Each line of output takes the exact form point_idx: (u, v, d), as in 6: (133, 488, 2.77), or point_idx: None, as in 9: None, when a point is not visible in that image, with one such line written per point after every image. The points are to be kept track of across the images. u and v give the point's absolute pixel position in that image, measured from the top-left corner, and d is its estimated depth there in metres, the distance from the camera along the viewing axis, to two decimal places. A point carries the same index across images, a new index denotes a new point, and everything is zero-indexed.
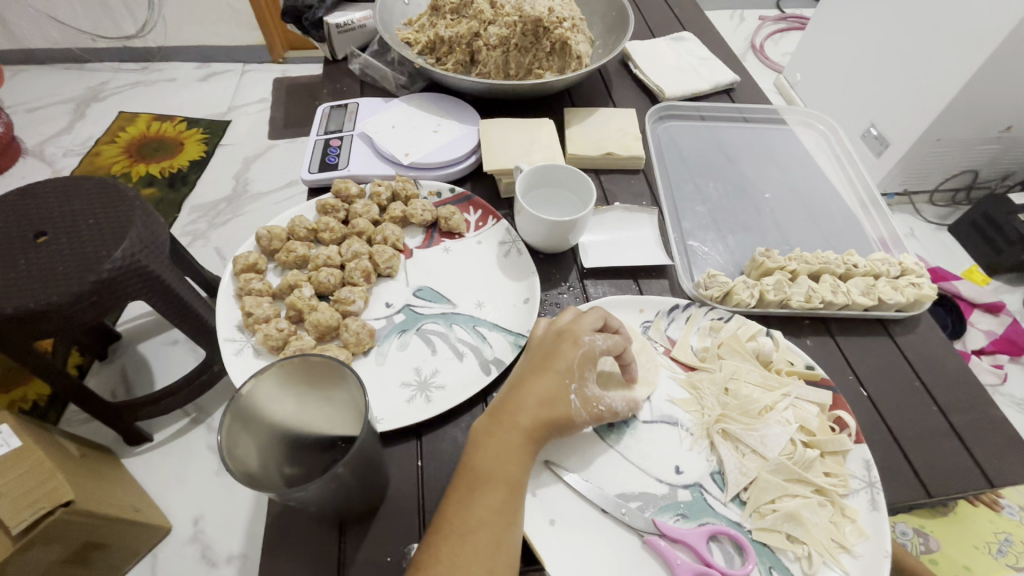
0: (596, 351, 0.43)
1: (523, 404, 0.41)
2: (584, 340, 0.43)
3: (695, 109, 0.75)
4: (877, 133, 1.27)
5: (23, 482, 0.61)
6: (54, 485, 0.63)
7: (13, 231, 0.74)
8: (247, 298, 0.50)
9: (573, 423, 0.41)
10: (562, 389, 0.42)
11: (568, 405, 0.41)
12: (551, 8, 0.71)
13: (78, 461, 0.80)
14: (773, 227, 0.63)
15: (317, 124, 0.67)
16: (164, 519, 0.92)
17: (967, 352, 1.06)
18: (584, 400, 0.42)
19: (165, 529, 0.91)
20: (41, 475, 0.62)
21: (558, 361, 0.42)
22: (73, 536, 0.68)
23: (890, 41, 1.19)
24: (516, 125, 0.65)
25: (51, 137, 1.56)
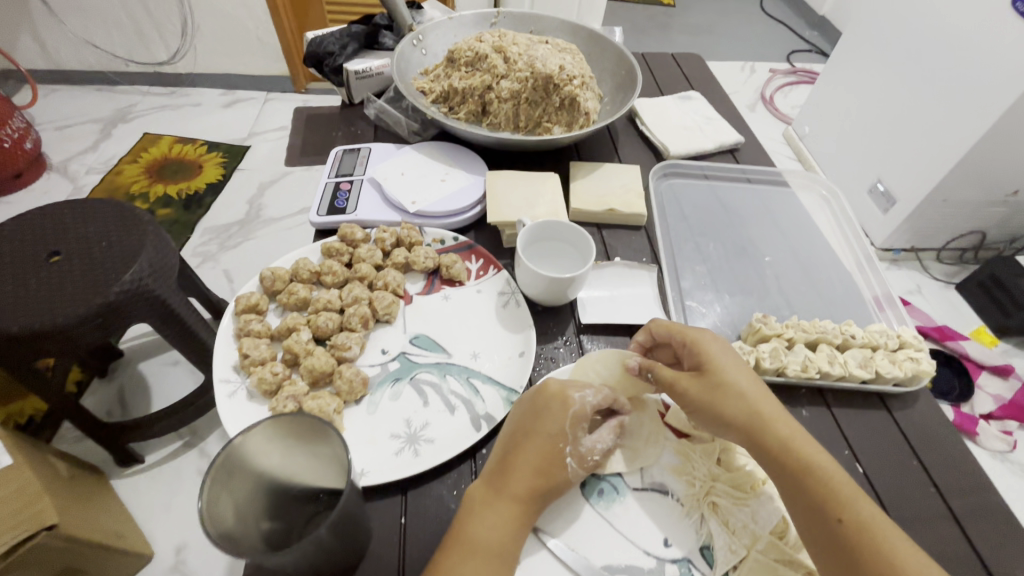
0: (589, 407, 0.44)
1: (529, 468, 0.41)
2: (580, 401, 0.44)
3: (699, 168, 0.76)
4: (884, 189, 1.29)
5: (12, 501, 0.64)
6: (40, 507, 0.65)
7: (29, 252, 0.76)
8: (245, 339, 0.51)
9: (567, 480, 0.42)
10: (558, 453, 0.42)
11: (564, 469, 0.42)
12: (561, 67, 0.75)
13: (66, 482, 0.80)
14: (772, 288, 0.63)
15: (329, 167, 0.69)
16: (146, 546, 0.90)
17: (975, 417, 1.04)
18: (578, 459, 0.43)
19: (146, 557, 0.90)
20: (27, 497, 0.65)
21: (557, 426, 0.42)
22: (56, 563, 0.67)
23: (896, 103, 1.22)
24: (521, 177, 0.67)
25: (76, 154, 1.61)
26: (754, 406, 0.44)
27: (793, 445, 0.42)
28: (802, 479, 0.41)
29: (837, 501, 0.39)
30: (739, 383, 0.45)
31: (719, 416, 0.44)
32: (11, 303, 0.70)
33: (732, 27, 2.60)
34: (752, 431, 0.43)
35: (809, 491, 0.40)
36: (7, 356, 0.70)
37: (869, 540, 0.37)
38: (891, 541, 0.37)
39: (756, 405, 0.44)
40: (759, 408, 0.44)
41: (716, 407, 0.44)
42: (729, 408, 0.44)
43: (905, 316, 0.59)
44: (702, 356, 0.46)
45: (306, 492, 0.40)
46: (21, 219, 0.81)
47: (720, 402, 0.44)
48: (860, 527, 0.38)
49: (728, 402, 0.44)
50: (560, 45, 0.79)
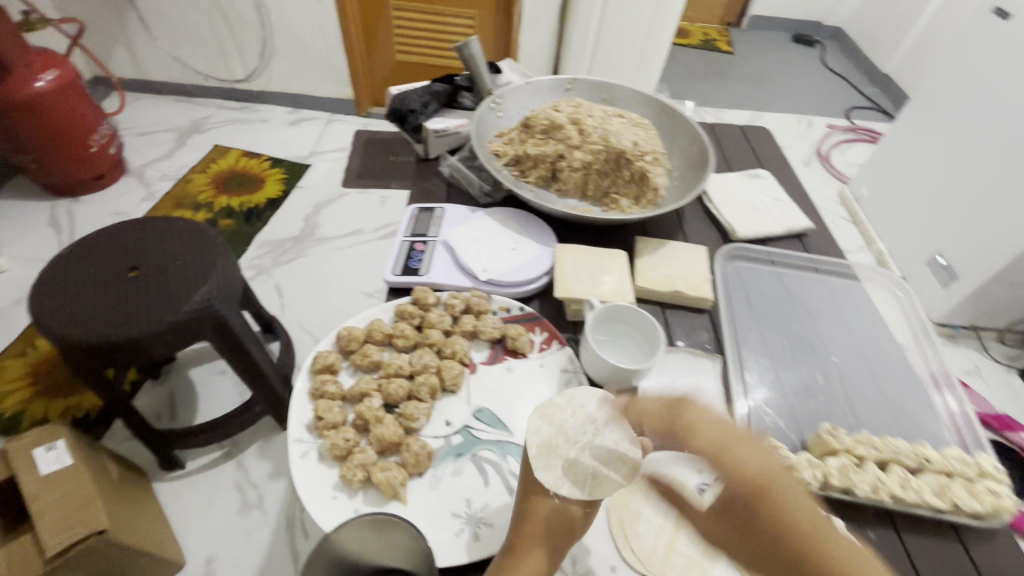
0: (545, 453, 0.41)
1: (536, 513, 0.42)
2: (529, 459, 0.41)
3: (766, 254, 0.76)
4: (945, 263, 1.23)
5: (68, 501, 0.72)
6: (90, 510, 0.72)
7: (111, 266, 0.85)
8: (321, 401, 0.53)
9: (577, 512, 0.41)
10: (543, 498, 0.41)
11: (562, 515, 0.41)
12: (635, 142, 0.76)
13: (114, 485, 0.84)
14: (840, 393, 0.61)
15: (404, 227, 0.72)
16: (179, 554, 0.92)
17: None
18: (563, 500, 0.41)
19: (178, 564, 0.91)
20: (82, 497, 0.73)
21: (533, 476, 0.42)
22: (99, 566, 0.74)
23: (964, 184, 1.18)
24: (591, 252, 0.68)
25: (152, 160, 1.72)
26: (779, 478, 0.33)
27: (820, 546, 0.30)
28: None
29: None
30: (754, 450, 0.34)
31: (740, 496, 0.33)
32: (90, 315, 0.78)
33: (791, 79, 2.58)
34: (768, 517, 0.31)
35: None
36: (84, 363, 0.77)
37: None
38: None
39: (773, 480, 0.32)
40: (784, 492, 0.32)
41: (744, 482, 0.33)
42: (753, 466, 0.33)
43: (964, 399, 0.61)
44: (707, 408, 0.37)
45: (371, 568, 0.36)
46: (107, 234, 0.90)
47: (738, 455, 0.34)
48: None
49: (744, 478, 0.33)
50: (634, 119, 0.81)
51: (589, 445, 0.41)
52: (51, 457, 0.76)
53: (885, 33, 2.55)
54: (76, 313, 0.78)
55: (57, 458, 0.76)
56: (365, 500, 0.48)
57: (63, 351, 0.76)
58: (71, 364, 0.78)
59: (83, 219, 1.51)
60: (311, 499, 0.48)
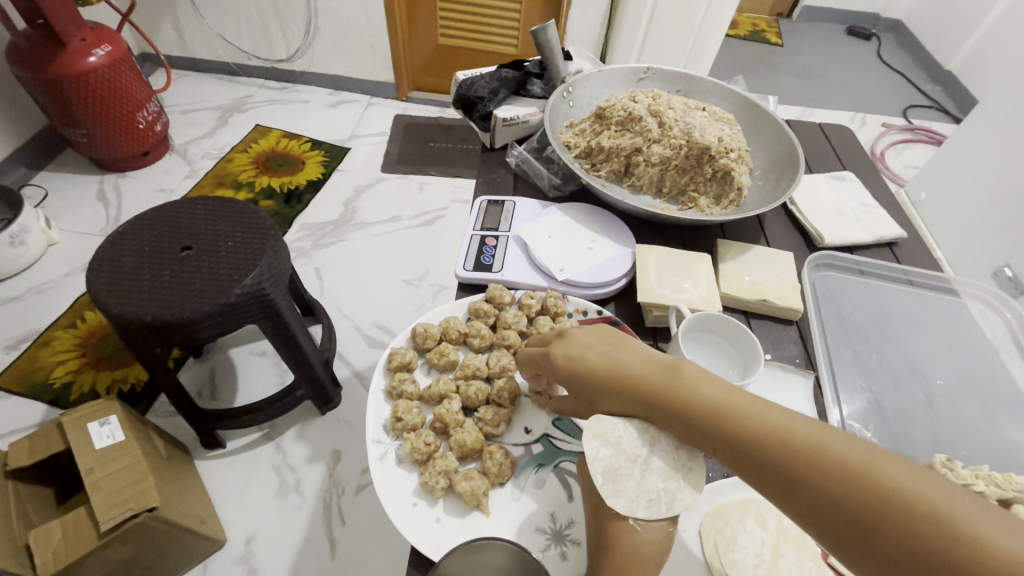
0: (611, 477, 0.39)
1: (624, 548, 0.38)
2: (600, 490, 0.39)
3: (854, 262, 0.72)
4: (1013, 274, 1.13)
5: (122, 478, 0.72)
6: (143, 487, 0.72)
7: (166, 245, 0.84)
8: (399, 401, 0.51)
9: (662, 530, 0.39)
10: (619, 523, 0.39)
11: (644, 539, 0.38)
12: (720, 138, 0.72)
13: (162, 461, 0.84)
14: (948, 422, 0.56)
15: (474, 220, 0.70)
16: (221, 531, 0.92)
17: None
18: (641, 521, 0.39)
19: (220, 542, 0.91)
20: (136, 474, 0.73)
21: (604, 506, 0.39)
22: (145, 541, 0.74)
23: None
24: (674, 255, 0.64)
25: (196, 138, 1.72)
26: (661, 371, 0.40)
27: (732, 414, 0.36)
28: (771, 452, 0.34)
29: (824, 461, 0.32)
30: (633, 358, 0.42)
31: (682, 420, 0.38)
32: (145, 293, 0.77)
33: (844, 73, 2.46)
34: (674, 406, 0.38)
35: (796, 462, 0.33)
36: (139, 339, 0.77)
37: (893, 504, 0.30)
38: (925, 494, 0.30)
39: (660, 374, 0.40)
40: (671, 380, 0.39)
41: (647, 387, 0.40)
42: (652, 378, 0.40)
43: None
44: (587, 338, 0.46)
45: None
46: (162, 211, 0.90)
47: (619, 362, 0.42)
48: (878, 485, 0.31)
49: (638, 382, 0.41)
50: (716, 113, 0.76)
51: (650, 461, 0.40)
52: (105, 432, 0.76)
53: (949, 28, 2.40)
54: (131, 289, 0.78)
55: (110, 433, 0.76)
56: (446, 509, 0.46)
57: (120, 326, 0.77)
58: (126, 339, 0.79)
59: (129, 194, 1.52)
60: (390, 503, 0.46)
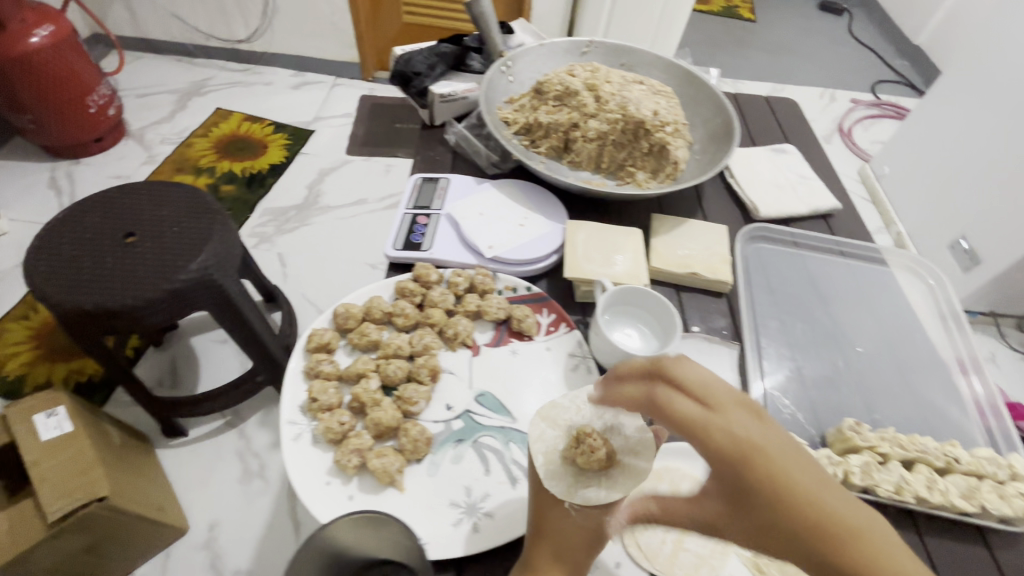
0: (556, 458, 0.42)
1: (552, 532, 0.40)
2: (538, 468, 0.41)
3: (788, 234, 0.72)
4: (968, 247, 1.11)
5: (68, 469, 0.70)
6: (92, 478, 0.70)
7: (108, 232, 0.81)
8: (315, 382, 0.51)
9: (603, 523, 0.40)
10: (557, 507, 0.40)
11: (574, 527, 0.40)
12: (655, 112, 0.71)
13: (115, 449, 0.82)
14: (867, 389, 0.58)
15: (407, 198, 0.68)
16: (182, 519, 0.89)
17: None
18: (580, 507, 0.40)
19: (181, 530, 0.89)
20: (84, 465, 0.71)
21: (541, 486, 0.41)
22: (98, 530, 0.72)
23: (989, 152, 1.06)
24: (605, 230, 0.64)
25: (153, 124, 1.64)
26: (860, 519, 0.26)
27: None
28: None
29: None
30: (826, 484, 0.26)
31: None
32: (86, 281, 0.75)
33: (815, 49, 2.45)
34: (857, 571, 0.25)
35: None
36: (80, 329, 0.75)
37: None
38: None
39: (859, 520, 0.26)
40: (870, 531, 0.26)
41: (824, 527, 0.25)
42: (883, 548, 0.25)
43: (991, 384, 0.58)
44: (783, 431, 0.28)
45: (361, 562, 0.37)
46: (105, 198, 0.87)
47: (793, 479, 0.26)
48: None
49: (847, 535, 0.25)
50: (654, 87, 0.76)
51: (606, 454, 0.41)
52: (51, 424, 0.73)
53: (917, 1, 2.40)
54: (70, 278, 0.75)
55: (56, 425, 0.73)
56: (360, 486, 0.46)
57: (58, 316, 0.74)
58: (68, 330, 0.76)
59: (84, 182, 1.46)
60: (302, 483, 0.46)
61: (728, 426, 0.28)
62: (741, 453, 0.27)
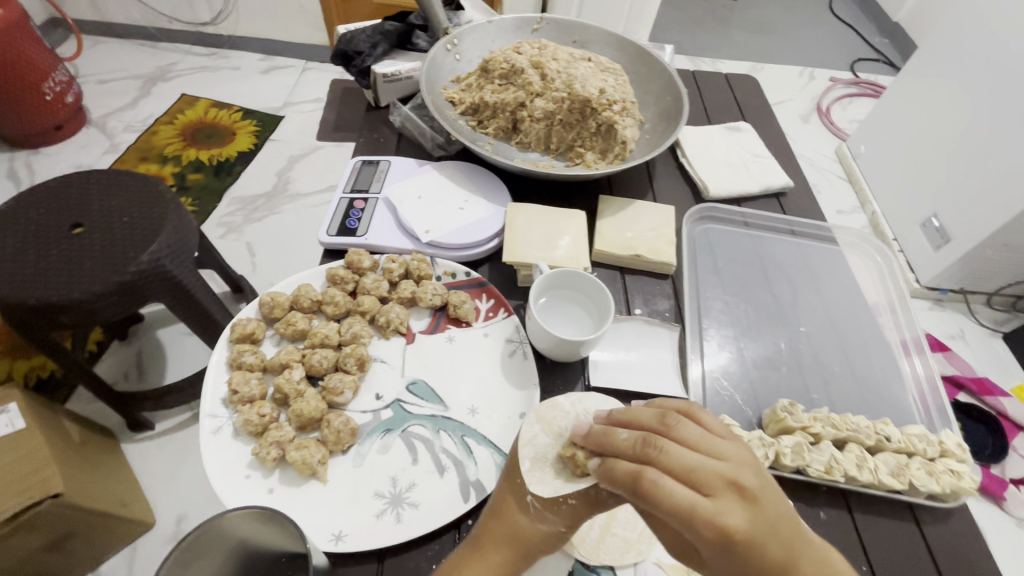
0: (546, 466, 0.41)
1: (506, 518, 0.41)
2: (523, 471, 0.41)
3: (739, 214, 0.71)
4: (939, 225, 1.09)
5: (20, 468, 0.66)
6: (45, 476, 0.66)
7: (53, 223, 0.77)
8: (236, 373, 0.49)
9: (553, 531, 0.41)
10: (518, 493, 0.41)
11: (525, 514, 0.41)
12: (602, 90, 0.69)
13: (74, 448, 0.76)
14: (804, 368, 0.57)
15: (345, 180, 0.67)
16: (147, 513, 0.86)
17: (1005, 481, 0.81)
18: (543, 503, 0.40)
19: (146, 524, 0.86)
20: (35, 463, 0.67)
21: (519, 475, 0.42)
22: (61, 527, 0.69)
23: (959, 124, 1.04)
24: (547, 212, 0.62)
25: (116, 110, 1.56)
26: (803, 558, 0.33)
27: None
28: None
29: None
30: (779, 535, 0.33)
31: None
32: (30, 274, 0.71)
33: (796, 27, 2.42)
34: None
35: None
36: (26, 325, 0.71)
37: None
38: None
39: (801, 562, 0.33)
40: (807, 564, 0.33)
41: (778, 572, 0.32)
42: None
43: (932, 364, 0.58)
44: (762, 507, 0.33)
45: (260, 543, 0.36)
46: (48, 185, 0.81)
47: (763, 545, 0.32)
48: None
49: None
50: (603, 64, 0.74)
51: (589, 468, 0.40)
52: (2, 421, 0.69)
53: None
54: (11, 272, 0.71)
55: (7, 422, 0.69)
56: (280, 479, 0.45)
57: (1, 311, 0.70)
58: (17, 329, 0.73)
59: (46, 172, 1.38)
60: (219, 477, 0.45)
61: (714, 512, 0.32)
62: (723, 538, 0.32)
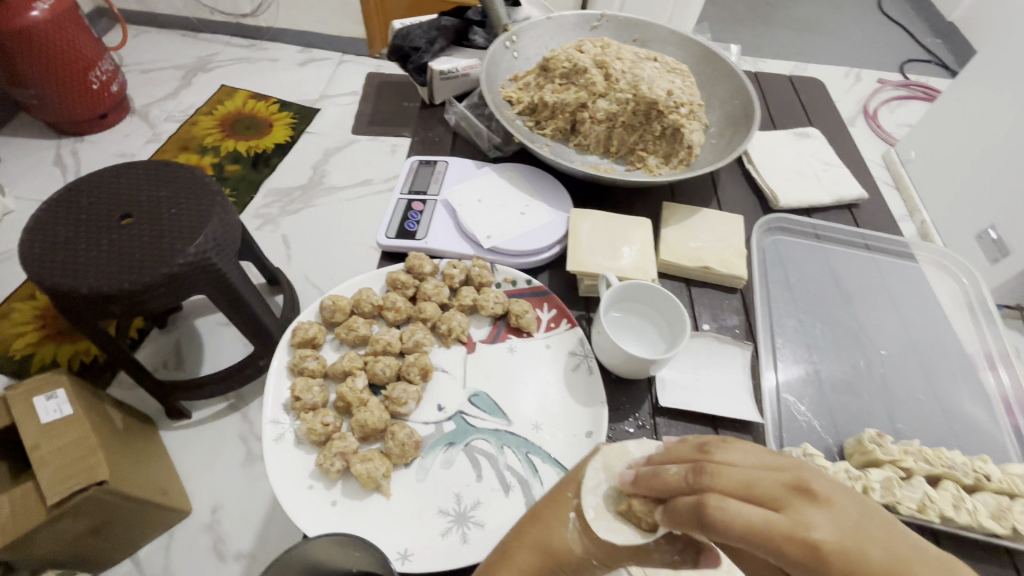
0: (612, 515, 0.35)
1: (543, 526, 0.37)
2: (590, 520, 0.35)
3: (810, 226, 0.67)
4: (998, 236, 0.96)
5: (68, 453, 0.64)
6: (93, 462, 0.65)
7: (102, 213, 0.76)
8: (299, 379, 0.48)
9: (583, 559, 0.35)
10: (565, 503, 0.37)
11: (563, 529, 0.36)
12: (669, 91, 0.66)
13: (120, 435, 0.75)
14: (883, 393, 0.54)
15: (403, 181, 0.66)
16: (184, 501, 0.84)
17: None
18: (586, 527, 0.36)
19: (183, 512, 0.83)
20: (83, 449, 0.65)
21: (581, 474, 0.38)
22: (103, 513, 0.68)
23: None
24: (612, 220, 0.60)
25: (158, 100, 1.58)
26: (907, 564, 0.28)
27: None
28: None
29: None
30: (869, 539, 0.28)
31: None
32: (82, 263, 0.71)
33: (841, 27, 2.32)
34: None
35: None
36: (76, 312, 0.71)
37: None
38: None
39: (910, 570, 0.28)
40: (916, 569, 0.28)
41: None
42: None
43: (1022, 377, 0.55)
44: (838, 509, 0.29)
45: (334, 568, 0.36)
46: (99, 174, 0.81)
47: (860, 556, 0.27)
48: None
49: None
50: (669, 64, 0.71)
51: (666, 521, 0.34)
52: (51, 406, 0.67)
53: None
54: (64, 260, 0.71)
55: (56, 407, 0.67)
56: (343, 491, 0.44)
57: (53, 299, 0.70)
58: (66, 315, 0.73)
59: (90, 159, 1.40)
60: (283, 486, 0.44)
61: (792, 525, 0.28)
62: (816, 557, 0.27)
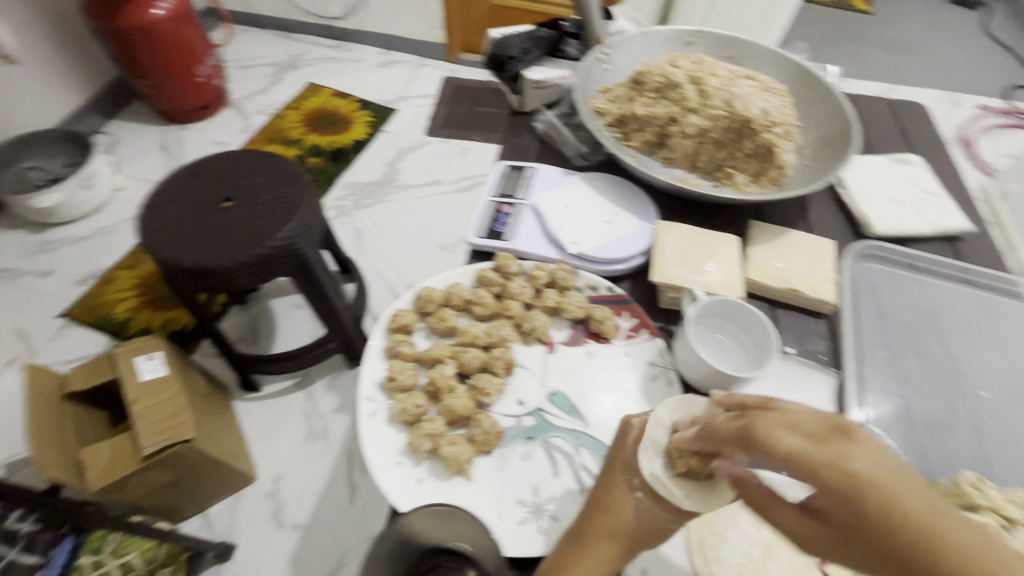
0: (670, 479, 0.38)
1: (612, 511, 0.39)
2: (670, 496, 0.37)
3: (905, 256, 0.64)
4: None
5: (162, 409, 0.68)
6: (182, 420, 0.68)
7: (207, 195, 0.84)
8: (395, 362, 0.52)
9: (663, 525, 0.38)
10: (626, 486, 0.39)
11: (631, 507, 0.39)
12: (765, 110, 0.66)
13: (203, 397, 0.79)
14: (982, 438, 0.51)
15: (493, 184, 0.69)
16: None
17: None
18: (653, 498, 0.38)
19: None
20: (175, 407, 0.68)
21: (636, 460, 0.40)
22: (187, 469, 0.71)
23: None
24: (699, 235, 0.60)
25: (252, 94, 1.69)
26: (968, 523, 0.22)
27: None
28: None
29: None
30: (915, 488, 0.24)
31: None
32: (189, 239, 0.78)
33: (937, 49, 2.17)
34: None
35: None
36: (179, 284, 0.78)
37: None
38: None
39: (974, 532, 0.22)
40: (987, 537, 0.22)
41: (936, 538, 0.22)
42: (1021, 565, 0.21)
43: None
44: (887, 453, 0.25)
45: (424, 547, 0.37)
46: (206, 159, 0.89)
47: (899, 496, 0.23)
48: None
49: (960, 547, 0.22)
50: (765, 83, 0.70)
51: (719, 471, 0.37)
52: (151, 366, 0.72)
53: None
54: (174, 235, 0.79)
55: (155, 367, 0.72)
56: (430, 471, 0.47)
57: (163, 268, 0.78)
58: (172, 284, 0.80)
59: None
60: (377, 459, 0.47)
61: (833, 455, 0.25)
62: (854, 487, 0.24)
